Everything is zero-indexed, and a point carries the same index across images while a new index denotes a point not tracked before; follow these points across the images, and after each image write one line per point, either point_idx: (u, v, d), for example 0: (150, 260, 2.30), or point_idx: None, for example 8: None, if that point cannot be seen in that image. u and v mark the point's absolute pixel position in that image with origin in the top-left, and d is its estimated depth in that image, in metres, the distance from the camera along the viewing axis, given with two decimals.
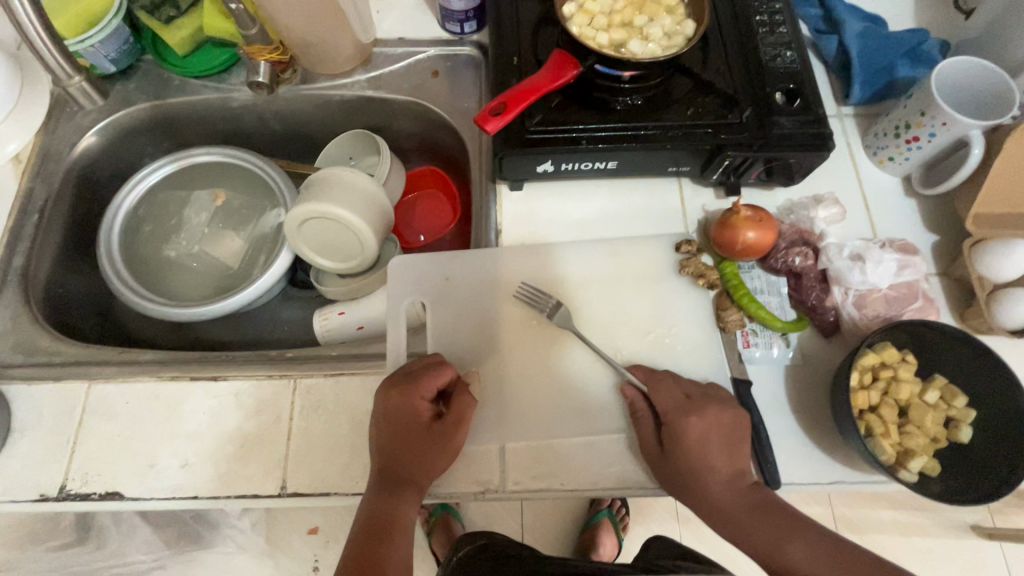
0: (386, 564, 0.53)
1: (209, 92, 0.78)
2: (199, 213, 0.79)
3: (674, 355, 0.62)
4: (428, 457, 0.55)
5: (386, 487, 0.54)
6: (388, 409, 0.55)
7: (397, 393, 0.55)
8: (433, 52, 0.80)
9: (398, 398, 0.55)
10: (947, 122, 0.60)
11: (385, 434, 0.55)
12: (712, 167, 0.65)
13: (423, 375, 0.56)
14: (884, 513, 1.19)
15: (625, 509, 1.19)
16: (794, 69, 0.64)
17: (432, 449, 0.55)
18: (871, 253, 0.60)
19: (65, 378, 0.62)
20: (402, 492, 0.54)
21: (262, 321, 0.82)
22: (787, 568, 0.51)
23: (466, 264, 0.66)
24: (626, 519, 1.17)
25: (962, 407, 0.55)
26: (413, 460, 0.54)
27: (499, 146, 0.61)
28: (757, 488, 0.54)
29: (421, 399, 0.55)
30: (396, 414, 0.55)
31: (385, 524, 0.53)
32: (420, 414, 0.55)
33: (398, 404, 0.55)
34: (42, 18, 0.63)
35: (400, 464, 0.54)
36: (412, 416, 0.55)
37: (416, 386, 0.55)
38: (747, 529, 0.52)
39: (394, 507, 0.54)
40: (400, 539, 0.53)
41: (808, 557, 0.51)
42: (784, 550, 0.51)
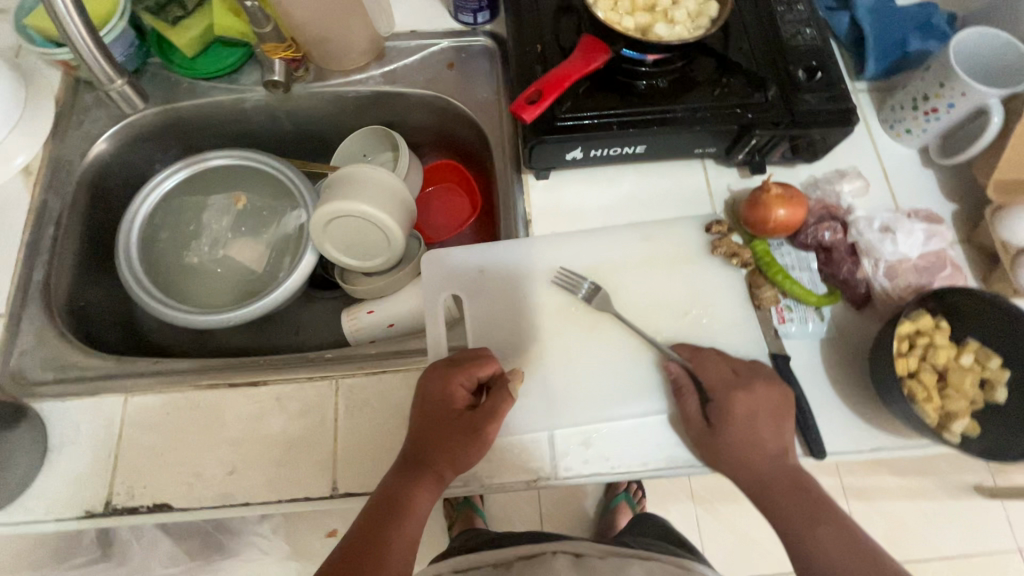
0: (389, 542, 0.52)
1: (220, 93, 0.76)
2: (218, 218, 0.78)
3: (712, 334, 0.62)
4: (455, 446, 0.54)
5: (410, 467, 0.55)
6: (427, 388, 0.56)
7: (438, 375, 0.56)
8: (447, 44, 0.79)
9: (438, 383, 0.56)
10: (966, 93, 0.61)
11: (418, 412, 0.56)
12: (738, 147, 0.65)
13: (465, 364, 0.56)
14: (893, 481, 1.22)
15: (642, 491, 1.20)
16: (814, 46, 0.65)
17: (461, 439, 0.54)
18: (901, 224, 0.62)
19: (100, 392, 0.61)
20: (423, 475, 0.54)
21: (286, 324, 0.82)
22: (806, 546, 0.52)
23: (499, 255, 0.66)
24: (644, 500, 1.19)
25: (996, 368, 0.57)
26: (440, 444, 0.54)
27: (530, 135, 0.61)
28: (795, 469, 0.54)
29: (459, 385, 0.56)
30: (431, 395, 0.56)
31: (398, 501, 0.53)
32: (456, 401, 0.55)
33: (435, 385, 0.56)
34: (91, 38, 0.62)
35: (427, 446, 0.54)
36: (449, 404, 0.55)
37: (456, 372, 0.56)
38: (778, 502, 0.54)
39: (412, 487, 0.54)
40: (408, 521, 0.53)
41: (830, 542, 0.52)
42: (813, 532, 0.52)
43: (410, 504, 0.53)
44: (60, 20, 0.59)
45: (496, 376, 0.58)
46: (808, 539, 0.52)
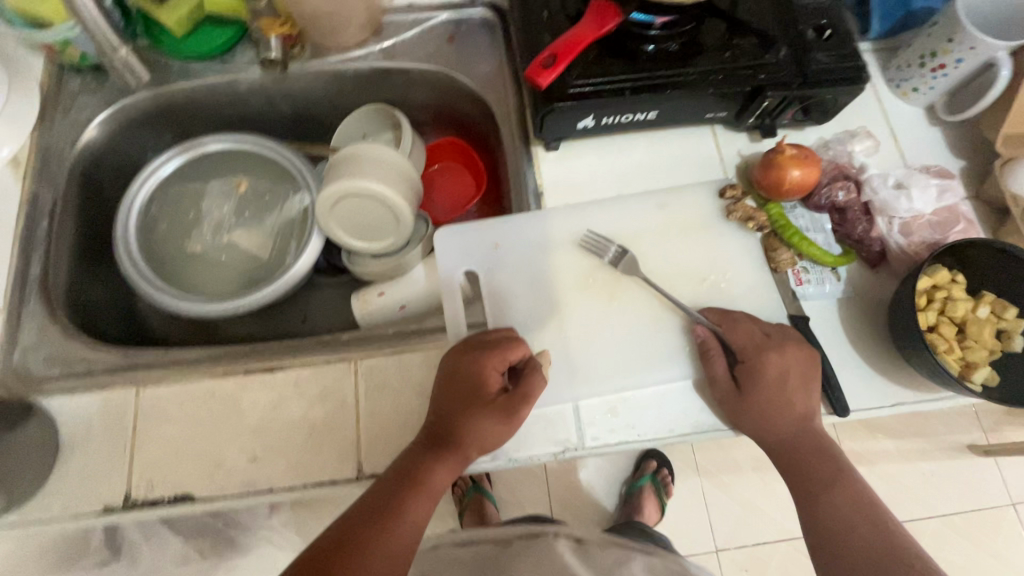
0: (404, 516, 0.52)
1: (214, 76, 0.74)
2: (219, 205, 0.76)
3: (731, 298, 0.62)
4: (483, 428, 0.54)
5: (434, 443, 0.54)
6: (458, 368, 0.55)
7: (472, 355, 0.55)
8: (445, 17, 0.77)
9: (472, 364, 0.55)
10: (974, 46, 0.61)
11: (445, 390, 0.55)
12: (749, 111, 0.65)
13: (500, 349, 0.55)
14: (892, 444, 1.25)
15: (671, 475, 1.22)
16: (823, 5, 0.64)
17: (489, 422, 0.54)
18: (915, 180, 0.62)
19: (110, 385, 0.59)
20: (446, 454, 0.54)
21: (294, 311, 0.80)
22: (819, 507, 0.54)
23: (513, 228, 0.65)
24: (670, 482, 1.20)
25: (1014, 318, 0.57)
26: (466, 425, 0.54)
27: (541, 103, 0.60)
28: (819, 434, 0.55)
29: (493, 370, 0.55)
30: (463, 376, 0.55)
31: (419, 475, 0.53)
32: (489, 384, 0.54)
33: (468, 367, 0.55)
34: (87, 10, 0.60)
35: (452, 425, 0.54)
36: (481, 385, 0.54)
37: (491, 356, 0.55)
38: (797, 462, 0.55)
39: (434, 464, 0.54)
40: (425, 497, 0.53)
41: (841, 504, 0.53)
42: (828, 494, 0.54)
43: (430, 481, 0.53)
44: None
45: (526, 362, 0.57)
46: (823, 501, 0.54)
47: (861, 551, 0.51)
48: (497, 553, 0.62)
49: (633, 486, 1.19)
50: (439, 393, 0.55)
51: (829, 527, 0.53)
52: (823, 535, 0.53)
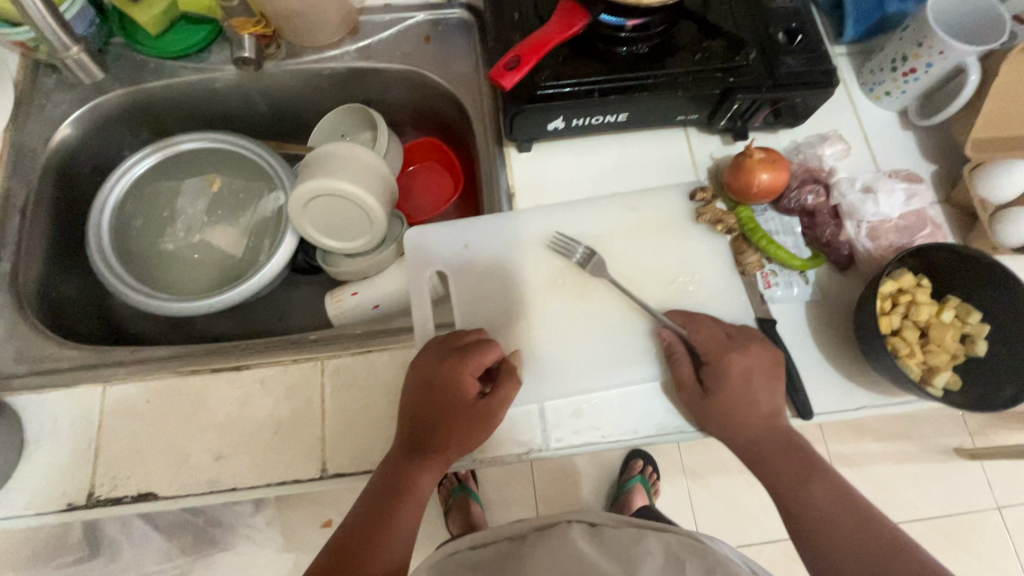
0: (393, 522, 0.53)
1: (190, 75, 0.74)
2: (193, 203, 0.76)
3: (700, 300, 0.63)
4: (463, 433, 0.54)
5: (414, 454, 0.54)
6: (434, 376, 0.54)
7: (448, 365, 0.54)
8: (422, 17, 0.77)
9: (450, 374, 0.54)
10: (944, 51, 0.61)
11: (423, 399, 0.54)
12: (720, 113, 0.65)
13: (476, 355, 0.54)
14: (876, 446, 1.25)
15: (658, 475, 1.23)
16: (794, 8, 0.64)
17: (469, 426, 0.54)
18: (882, 184, 0.62)
19: (77, 383, 0.59)
20: (427, 460, 0.54)
21: (270, 309, 0.80)
22: (805, 505, 0.54)
23: (483, 229, 0.65)
24: (657, 482, 1.21)
25: (977, 322, 0.57)
26: (446, 431, 0.54)
27: (510, 104, 0.60)
28: (790, 431, 0.56)
29: (469, 376, 0.54)
30: (441, 385, 0.54)
31: (404, 486, 0.53)
32: (467, 391, 0.54)
33: (444, 375, 0.54)
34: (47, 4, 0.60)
35: (432, 432, 0.54)
36: (460, 394, 0.54)
37: (467, 363, 0.54)
38: (774, 463, 0.55)
39: (417, 471, 0.54)
40: (410, 503, 0.53)
41: (825, 499, 0.54)
42: (806, 490, 0.54)
43: (413, 487, 0.53)
44: None
45: (502, 363, 0.57)
46: (802, 496, 0.54)
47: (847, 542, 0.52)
48: (514, 546, 0.59)
49: (622, 487, 1.19)
50: (416, 403, 0.54)
51: (812, 522, 0.53)
52: (809, 532, 0.53)
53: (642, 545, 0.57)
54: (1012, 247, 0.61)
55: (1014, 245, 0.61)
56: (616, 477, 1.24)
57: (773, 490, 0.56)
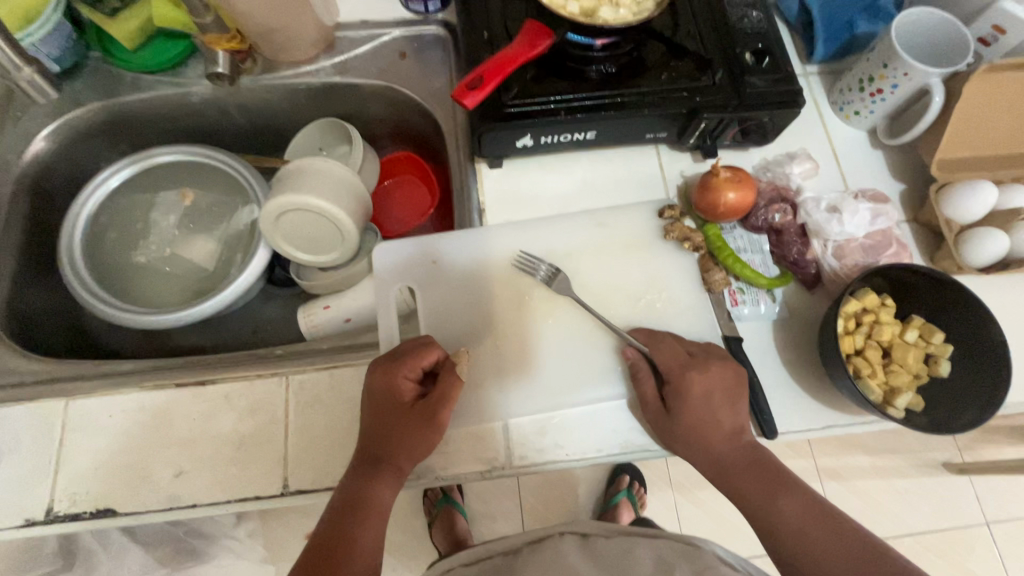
0: (356, 543, 0.51)
1: (165, 88, 0.74)
2: (167, 216, 0.77)
3: (667, 318, 0.63)
4: (408, 436, 0.53)
5: (365, 464, 0.53)
6: (372, 386, 0.54)
7: (381, 369, 0.54)
8: (398, 33, 0.77)
9: (382, 377, 0.54)
10: (908, 72, 0.62)
11: (366, 408, 0.54)
12: (688, 132, 0.65)
13: (405, 356, 0.54)
14: (865, 460, 1.24)
15: (644, 488, 1.21)
16: (760, 29, 0.65)
17: (415, 430, 0.53)
18: (847, 204, 0.62)
19: (40, 397, 0.59)
20: (378, 471, 0.53)
21: (244, 322, 0.80)
22: (776, 522, 0.53)
23: (453, 244, 0.66)
24: (644, 495, 1.20)
25: (940, 343, 0.58)
26: (393, 438, 0.53)
27: (477, 122, 0.60)
28: (754, 445, 0.55)
29: (404, 378, 0.54)
30: (376, 391, 0.54)
31: (360, 499, 0.52)
32: (402, 393, 0.54)
33: (380, 382, 0.54)
34: None
35: (377, 442, 0.53)
36: (395, 397, 0.53)
37: (398, 365, 0.54)
38: (737, 478, 0.54)
39: (370, 482, 0.53)
40: (370, 519, 0.52)
41: (795, 514, 0.53)
42: (773, 502, 0.53)
43: (371, 501, 0.52)
44: None
45: (443, 363, 0.57)
46: (771, 512, 0.53)
47: (824, 554, 0.50)
48: (508, 561, 0.58)
49: (608, 499, 1.18)
50: (358, 412, 0.54)
51: (786, 537, 0.52)
52: (784, 547, 0.52)
53: (632, 555, 0.55)
54: (978, 266, 0.62)
55: (979, 264, 0.61)
56: (602, 492, 1.22)
57: (745, 508, 0.55)
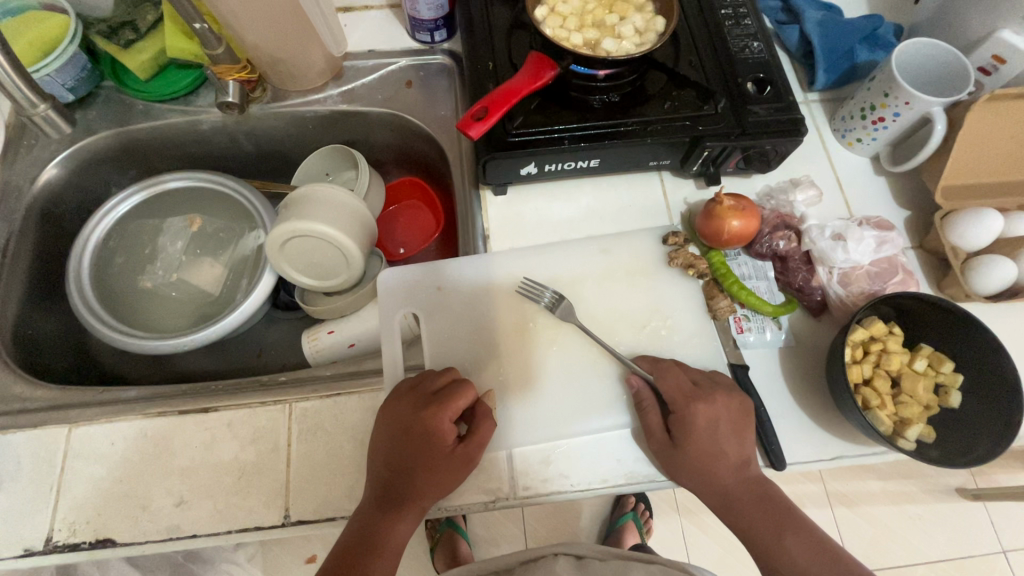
0: None
1: (177, 116, 0.76)
2: (174, 241, 0.77)
3: (671, 345, 0.62)
4: (442, 480, 0.53)
5: (386, 503, 0.52)
6: (411, 424, 0.53)
7: (422, 408, 0.53)
8: (405, 62, 0.79)
9: (424, 418, 0.53)
10: (908, 101, 0.62)
11: (397, 446, 0.53)
12: (692, 160, 0.66)
13: (451, 398, 0.54)
14: (876, 485, 1.21)
15: (650, 511, 1.19)
16: (762, 59, 0.66)
17: (447, 473, 0.53)
18: (852, 232, 0.62)
19: (43, 424, 0.59)
20: (400, 510, 0.52)
21: (248, 346, 0.80)
22: (784, 563, 0.52)
23: (456, 271, 0.66)
24: (650, 519, 1.18)
25: (950, 372, 0.57)
26: (423, 480, 0.52)
27: (482, 151, 0.61)
28: (763, 479, 0.54)
29: (447, 421, 0.53)
30: (416, 431, 0.52)
31: (378, 538, 0.51)
32: (443, 436, 0.53)
33: (422, 423, 0.52)
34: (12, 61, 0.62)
35: (407, 481, 0.52)
36: (436, 439, 0.53)
37: (444, 409, 0.53)
38: (745, 514, 0.53)
39: (391, 522, 0.52)
40: (387, 556, 0.51)
41: (803, 555, 0.51)
42: (780, 542, 0.52)
43: (388, 540, 0.51)
44: None
45: (477, 404, 0.56)
46: (778, 552, 0.52)
47: None
48: None
49: (613, 523, 1.16)
50: (387, 449, 0.53)
51: None
52: None
53: None
54: (986, 294, 0.61)
55: (987, 292, 0.61)
56: (607, 515, 1.20)
57: (751, 544, 0.54)
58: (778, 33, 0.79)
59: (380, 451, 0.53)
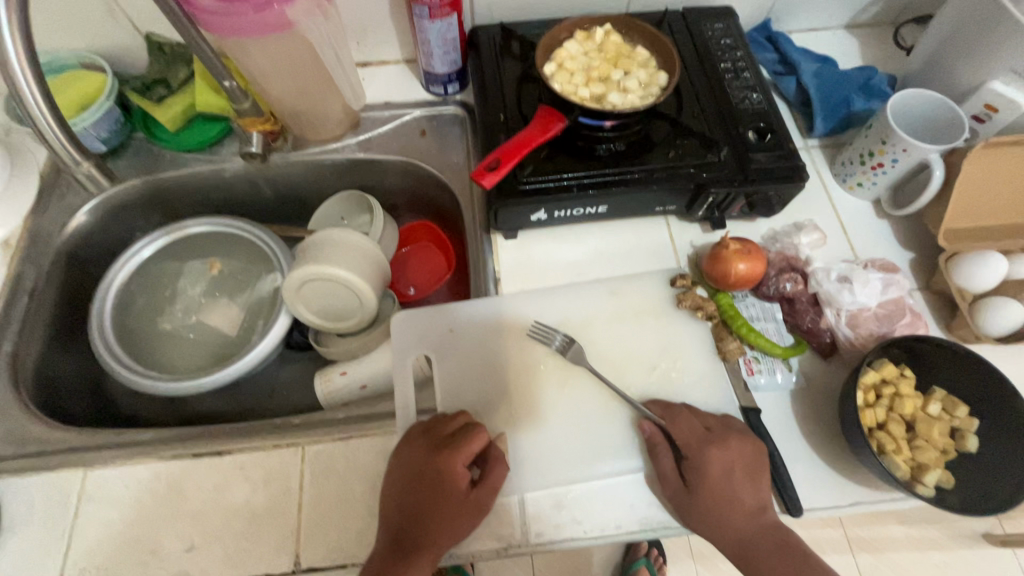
0: None
1: (202, 165, 0.80)
2: (194, 285, 0.80)
3: (683, 387, 0.63)
4: (456, 525, 0.52)
5: (399, 550, 0.51)
6: (425, 468, 0.53)
7: (437, 451, 0.54)
8: (419, 113, 0.83)
9: (438, 461, 0.53)
10: (906, 148, 0.64)
11: (411, 490, 0.53)
12: (697, 204, 0.68)
13: (466, 441, 0.54)
14: (898, 530, 1.17)
15: (663, 557, 1.15)
16: (761, 110, 0.69)
17: (462, 518, 0.53)
18: (858, 274, 0.63)
19: (60, 467, 0.59)
20: (411, 559, 0.51)
21: (260, 387, 0.81)
22: None
23: (468, 313, 0.67)
24: (664, 566, 1.14)
25: (965, 416, 0.57)
26: (437, 525, 0.52)
27: (493, 198, 0.63)
28: (781, 528, 0.53)
29: (461, 465, 0.53)
30: (431, 475, 0.52)
31: None
32: (458, 480, 0.53)
33: (437, 466, 0.53)
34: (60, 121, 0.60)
35: (420, 527, 0.52)
36: (451, 483, 0.53)
37: (458, 452, 0.53)
38: (764, 565, 0.52)
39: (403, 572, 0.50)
40: None
41: None
42: None
43: None
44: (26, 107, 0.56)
45: (490, 448, 0.57)
46: None
47: None
48: None
49: (626, 569, 1.13)
50: (402, 494, 0.53)
51: None
52: None
53: None
54: (997, 335, 0.61)
55: (998, 334, 0.61)
56: (619, 561, 1.17)
57: None
58: (776, 83, 0.83)
59: (394, 496, 0.53)
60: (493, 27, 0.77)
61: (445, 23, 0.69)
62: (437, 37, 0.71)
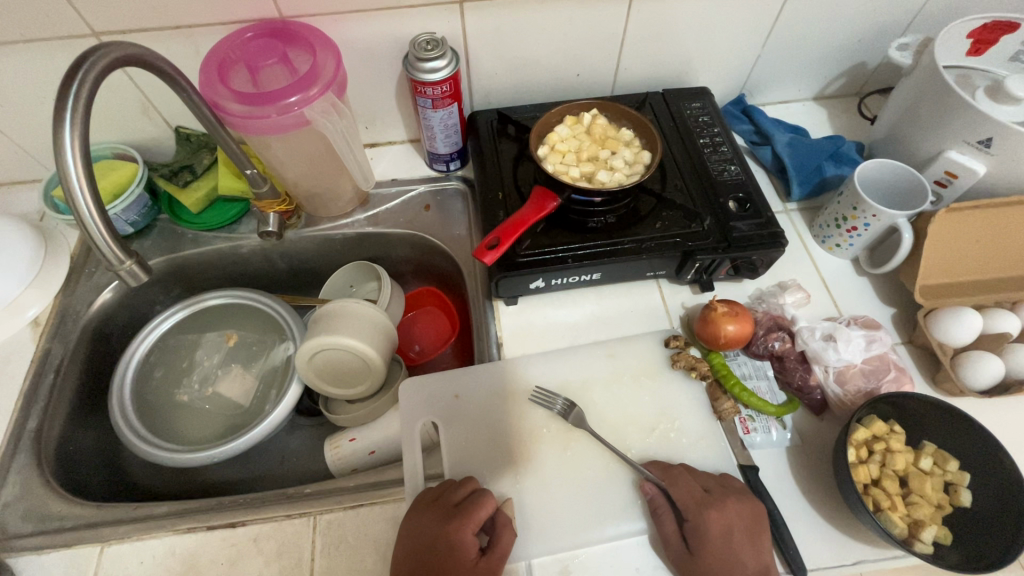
0: None
1: (221, 242, 0.86)
2: (211, 356, 0.84)
3: (681, 448, 0.65)
4: None
5: None
6: (436, 538, 0.54)
7: (446, 520, 0.56)
8: (424, 189, 0.89)
9: (448, 529, 0.55)
10: (876, 215, 0.69)
11: (422, 560, 0.54)
12: (685, 270, 0.72)
13: (474, 509, 0.56)
14: None
15: None
16: (740, 181, 0.75)
17: None
18: (841, 333, 0.66)
19: (78, 544, 0.61)
20: None
21: (271, 456, 0.83)
22: None
23: (471, 380, 0.70)
24: None
25: (956, 471, 0.59)
26: None
27: (494, 272, 0.68)
28: None
29: (470, 534, 0.55)
30: (441, 544, 0.54)
31: None
32: (467, 548, 0.54)
33: (447, 536, 0.54)
34: (95, 190, 0.46)
35: None
36: (459, 552, 0.54)
37: (467, 520, 0.55)
38: None
39: None
40: None
41: None
42: None
43: None
44: (75, 205, 0.45)
45: (496, 516, 0.59)
46: None
47: None
48: None
49: None
50: (413, 564, 0.54)
51: None
52: None
53: None
54: (979, 388, 0.64)
55: (980, 386, 0.64)
56: None
57: None
58: (753, 151, 0.90)
59: (405, 567, 0.54)
60: (490, 112, 0.85)
61: (447, 112, 0.76)
62: (439, 124, 0.78)
